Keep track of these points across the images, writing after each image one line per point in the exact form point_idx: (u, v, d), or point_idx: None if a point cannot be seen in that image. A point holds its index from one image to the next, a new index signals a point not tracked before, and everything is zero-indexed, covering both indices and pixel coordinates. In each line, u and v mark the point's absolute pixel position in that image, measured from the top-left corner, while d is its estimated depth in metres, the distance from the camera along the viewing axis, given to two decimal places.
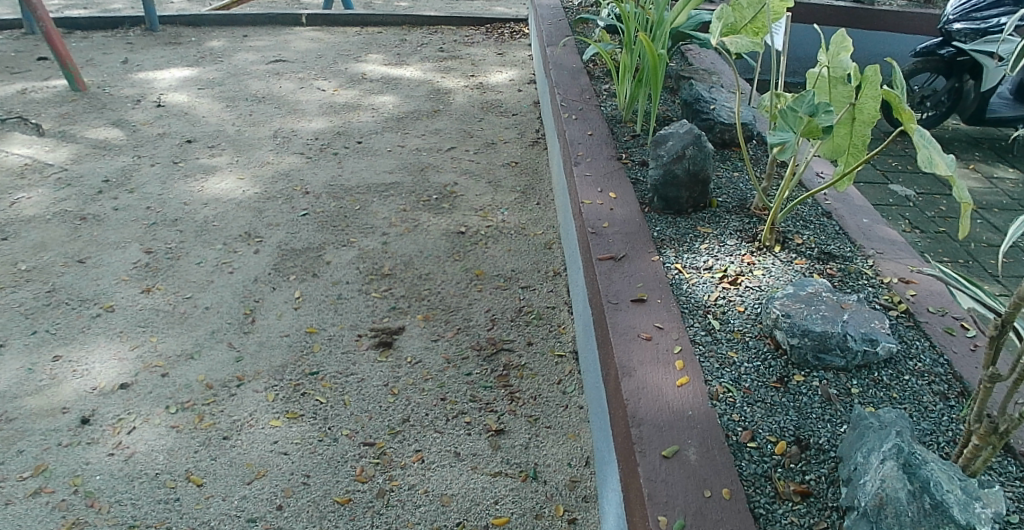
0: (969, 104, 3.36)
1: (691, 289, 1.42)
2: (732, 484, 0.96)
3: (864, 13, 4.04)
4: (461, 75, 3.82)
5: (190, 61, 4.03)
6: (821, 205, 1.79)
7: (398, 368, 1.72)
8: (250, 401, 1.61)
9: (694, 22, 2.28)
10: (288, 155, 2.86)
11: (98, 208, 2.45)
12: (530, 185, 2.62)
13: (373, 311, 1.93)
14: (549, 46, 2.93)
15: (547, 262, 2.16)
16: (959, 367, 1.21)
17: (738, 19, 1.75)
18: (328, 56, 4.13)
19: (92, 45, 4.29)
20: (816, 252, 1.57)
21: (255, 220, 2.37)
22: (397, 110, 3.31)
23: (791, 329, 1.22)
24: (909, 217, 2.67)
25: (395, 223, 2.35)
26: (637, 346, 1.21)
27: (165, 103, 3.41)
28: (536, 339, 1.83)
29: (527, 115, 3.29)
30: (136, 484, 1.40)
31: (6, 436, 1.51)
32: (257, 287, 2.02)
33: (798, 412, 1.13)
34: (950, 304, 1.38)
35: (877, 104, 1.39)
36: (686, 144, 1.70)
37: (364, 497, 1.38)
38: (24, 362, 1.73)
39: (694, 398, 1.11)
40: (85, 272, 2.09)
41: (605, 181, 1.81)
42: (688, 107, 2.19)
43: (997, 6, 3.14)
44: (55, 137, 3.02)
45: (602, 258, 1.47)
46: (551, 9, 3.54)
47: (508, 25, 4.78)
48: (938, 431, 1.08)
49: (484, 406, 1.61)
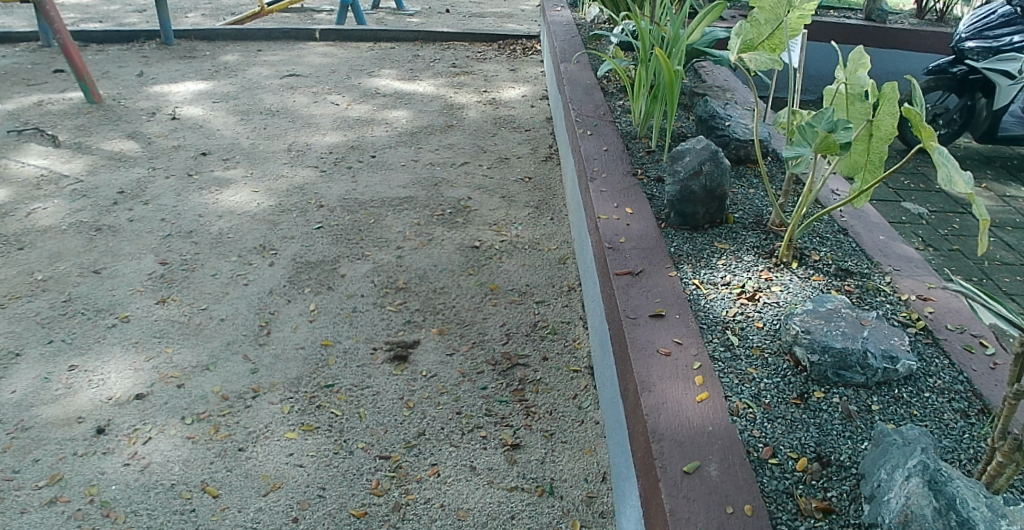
0: (981, 122, 3.37)
1: (709, 305, 1.42)
2: (754, 501, 0.96)
3: (874, 31, 4.09)
4: (474, 91, 3.85)
5: (205, 75, 4.07)
6: (838, 222, 1.80)
7: (414, 382, 1.73)
8: (266, 412, 1.62)
9: (709, 39, 2.31)
10: (302, 168, 2.88)
11: (113, 219, 2.48)
12: (544, 201, 2.64)
13: (388, 325, 1.93)
14: (563, 62, 2.96)
15: (562, 277, 2.17)
16: (980, 385, 1.21)
17: (755, 36, 1.76)
18: (341, 71, 4.17)
19: (107, 58, 4.34)
20: (833, 269, 1.57)
21: (270, 233, 2.39)
22: (411, 125, 3.34)
23: (811, 345, 1.23)
24: (922, 235, 2.68)
25: (410, 236, 2.37)
26: (657, 362, 1.21)
27: (180, 116, 3.45)
28: (551, 354, 1.83)
29: (539, 131, 3.32)
30: (152, 494, 1.40)
31: (22, 445, 1.52)
32: (273, 299, 2.04)
33: (819, 429, 1.13)
34: (969, 321, 1.39)
35: (896, 121, 1.41)
36: (703, 160, 1.71)
37: (380, 510, 1.38)
38: (41, 371, 1.74)
39: (714, 414, 1.11)
40: (100, 283, 2.10)
41: (621, 197, 1.82)
42: (704, 123, 2.20)
43: (1008, 26, 3.23)
44: (70, 148, 3.06)
45: (620, 273, 1.47)
46: (565, 26, 3.59)
47: (519, 42, 4.83)
48: (961, 448, 1.08)
49: (500, 421, 1.61)
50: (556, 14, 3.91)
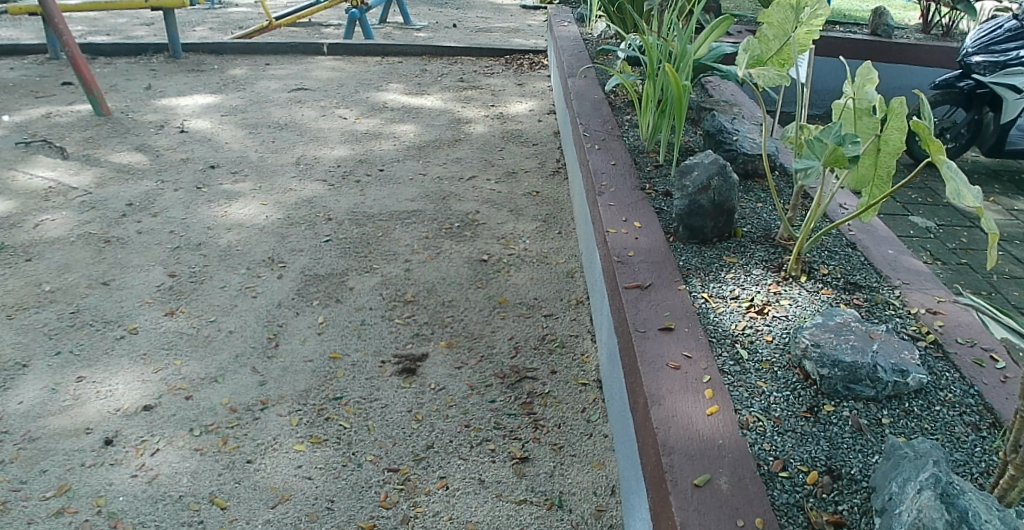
0: (989, 136, 3.39)
1: (717, 319, 1.43)
2: (764, 514, 0.95)
3: (881, 46, 4.14)
4: (482, 105, 3.88)
5: (213, 88, 4.12)
6: (845, 236, 1.81)
7: (422, 394, 1.73)
8: (274, 425, 1.62)
9: (716, 54, 2.32)
10: (310, 182, 2.90)
11: (121, 231, 2.49)
12: (551, 214, 2.65)
13: (396, 337, 1.94)
14: (571, 77, 3.00)
15: (570, 290, 2.18)
16: (991, 399, 1.20)
17: (764, 51, 1.77)
18: (349, 85, 4.21)
19: (116, 71, 4.39)
20: (842, 283, 1.58)
21: (278, 246, 2.41)
22: (419, 139, 3.37)
23: (821, 359, 1.23)
24: (930, 249, 2.68)
25: (418, 250, 2.38)
26: (667, 375, 1.21)
27: (188, 129, 3.48)
28: (560, 368, 1.83)
29: (547, 145, 3.34)
30: (160, 506, 1.40)
31: (31, 456, 1.52)
32: (280, 311, 2.05)
33: (829, 442, 1.12)
34: (979, 334, 1.38)
35: (903, 137, 1.44)
36: (711, 175, 1.72)
37: (389, 522, 1.38)
38: (49, 381, 1.75)
39: (724, 427, 1.11)
40: (110, 295, 2.12)
41: (629, 211, 1.83)
42: (711, 138, 2.22)
43: (1014, 41, 3.27)
44: (78, 160, 3.08)
45: (629, 287, 1.48)
46: (571, 40, 3.63)
47: (525, 57, 4.88)
48: (972, 462, 1.08)
49: (507, 434, 1.61)
50: (563, 28, 3.95)
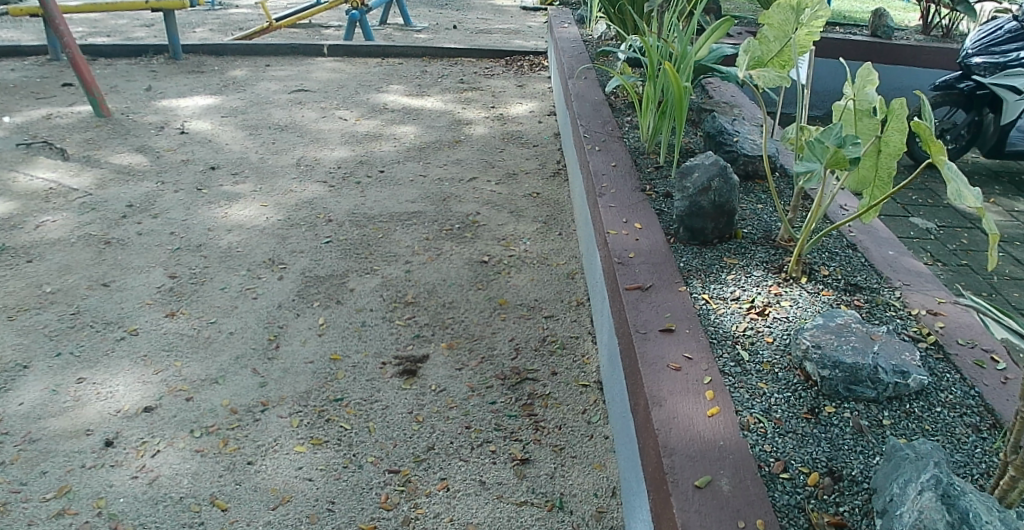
0: (989, 137, 3.38)
1: (718, 320, 1.43)
2: (765, 515, 0.95)
3: (882, 48, 4.14)
4: (482, 107, 3.88)
5: (213, 90, 4.12)
6: (846, 237, 1.81)
7: (423, 396, 1.73)
8: (275, 426, 1.62)
9: (716, 55, 2.32)
10: (310, 183, 2.90)
11: (121, 232, 2.49)
12: (552, 216, 2.65)
13: (397, 339, 1.94)
14: (571, 78, 3.00)
15: (570, 292, 2.18)
16: (991, 400, 1.20)
17: (765, 53, 1.77)
18: (349, 87, 4.21)
19: (116, 72, 4.40)
20: (842, 284, 1.58)
21: (278, 247, 2.41)
22: (419, 141, 3.37)
23: (822, 360, 1.23)
24: (931, 250, 2.68)
25: (418, 251, 2.38)
26: (668, 377, 1.21)
27: (188, 130, 3.48)
28: (560, 369, 1.83)
29: (548, 147, 3.34)
30: (161, 507, 1.40)
31: (31, 457, 1.52)
32: (281, 313, 2.05)
33: (830, 444, 1.12)
34: (979, 335, 1.39)
35: (903, 138, 1.44)
36: (712, 176, 1.72)
37: (389, 524, 1.38)
38: (49, 383, 1.75)
39: (725, 428, 1.11)
40: (110, 296, 2.11)
41: (629, 212, 1.83)
42: (711, 139, 2.22)
43: (1014, 42, 3.27)
44: (78, 162, 3.09)
45: (629, 288, 1.48)
46: (571, 42, 3.63)
47: (525, 59, 4.88)
48: (972, 463, 1.08)
49: (508, 435, 1.61)
50: (564, 30, 3.95)
